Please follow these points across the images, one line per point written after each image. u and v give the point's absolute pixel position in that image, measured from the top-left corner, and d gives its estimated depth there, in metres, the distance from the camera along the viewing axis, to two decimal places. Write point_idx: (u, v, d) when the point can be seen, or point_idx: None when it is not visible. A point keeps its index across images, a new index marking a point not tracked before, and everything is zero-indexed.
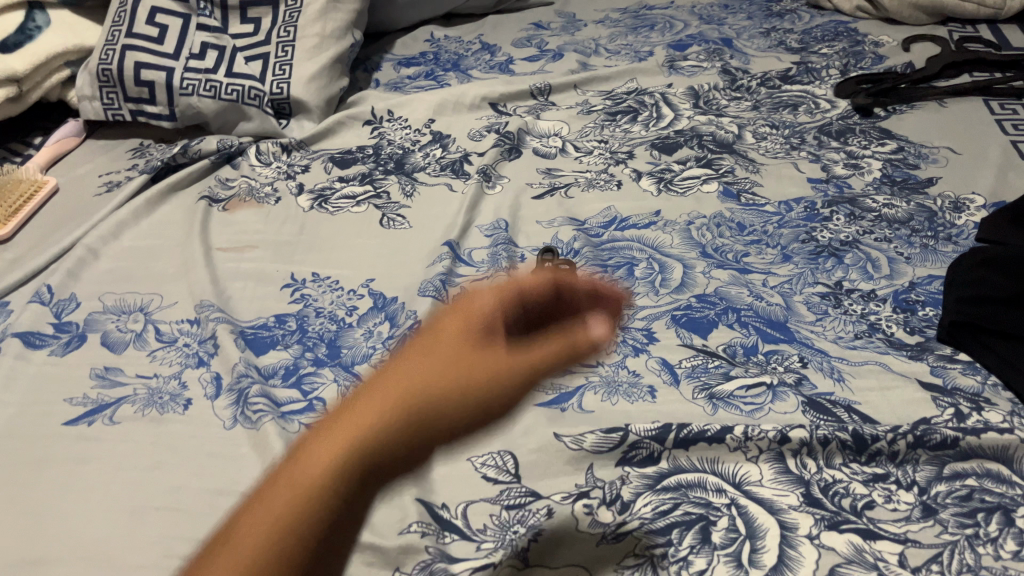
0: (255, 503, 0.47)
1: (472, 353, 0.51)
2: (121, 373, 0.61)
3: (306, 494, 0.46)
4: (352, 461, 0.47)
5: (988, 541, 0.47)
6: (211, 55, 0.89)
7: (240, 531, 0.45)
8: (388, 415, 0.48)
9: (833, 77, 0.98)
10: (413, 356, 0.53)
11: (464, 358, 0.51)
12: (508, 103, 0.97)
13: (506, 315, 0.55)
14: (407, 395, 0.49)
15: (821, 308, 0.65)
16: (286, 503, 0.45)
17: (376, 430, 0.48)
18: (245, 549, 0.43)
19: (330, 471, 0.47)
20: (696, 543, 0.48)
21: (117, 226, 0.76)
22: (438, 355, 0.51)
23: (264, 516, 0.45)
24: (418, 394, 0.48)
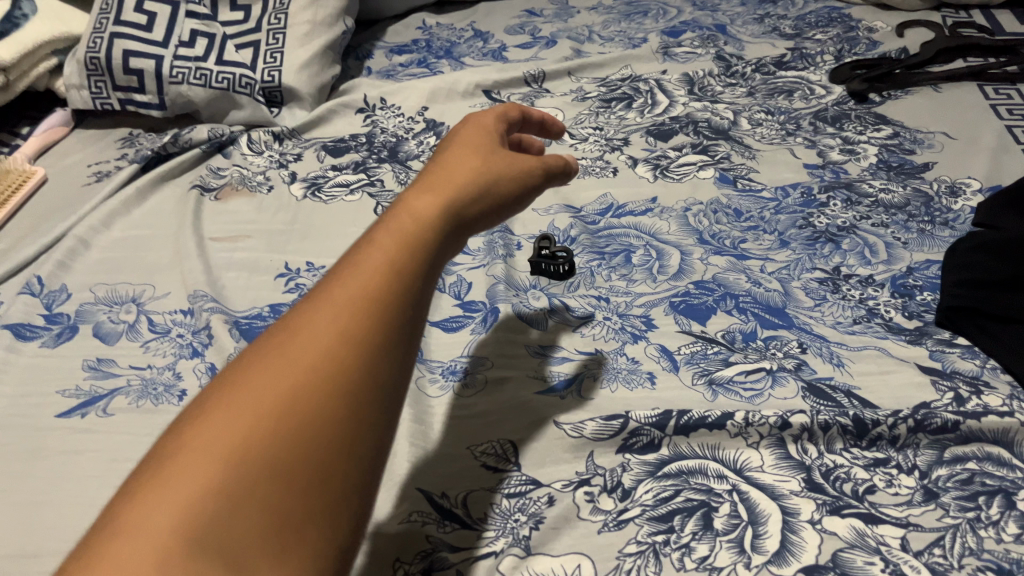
0: (331, 281, 0.38)
1: (483, 163, 0.45)
2: (114, 365, 0.61)
3: (382, 293, 0.37)
4: (421, 231, 0.40)
5: (990, 524, 0.47)
6: (201, 43, 0.88)
7: (327, 291, 0.37)
8: (487, 180, 0.44)
9: (827, 63, 0.98)
10: (472, 141, 0.47)
11: (478, 168, 0.44)
12: (502, 91, 0.97)
13: (497, 125, 0.51)
14: (471, 180, 0.43)
15: (820, 293, 0.65)
16: (383, 266, 0.38)
17: (429, 217, 0.40)
18: (335, 310, 0.36)
19: (398, 248, 0.39)
20: (698, 529, 0.47)
21: (107, 216, 0.75)
22: (482, 143, 0.47)
23: (341, 302, 0.36)
24: (488, 157, 0.46)
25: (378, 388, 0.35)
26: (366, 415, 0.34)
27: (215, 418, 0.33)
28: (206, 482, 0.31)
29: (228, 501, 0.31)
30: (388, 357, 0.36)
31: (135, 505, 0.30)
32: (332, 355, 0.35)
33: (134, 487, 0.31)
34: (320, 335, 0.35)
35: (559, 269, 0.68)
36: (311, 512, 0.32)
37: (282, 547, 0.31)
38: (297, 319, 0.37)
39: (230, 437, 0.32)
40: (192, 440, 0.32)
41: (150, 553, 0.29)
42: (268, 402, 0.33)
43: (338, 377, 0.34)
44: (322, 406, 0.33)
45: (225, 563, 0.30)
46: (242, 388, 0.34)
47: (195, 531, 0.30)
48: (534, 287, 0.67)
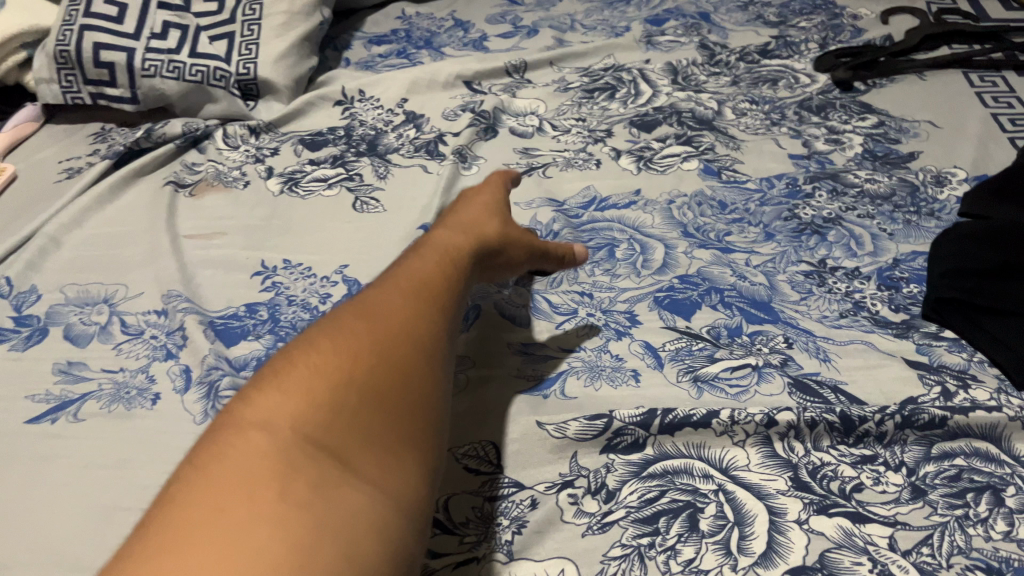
0: (388, 276, 0.47)
1: (490, 228, 0.55)
2: (86, 368, 0.59)
3: (431, 291, 0.46)
4: (455, 255, 0.50)
5: (978, 522, 0.47)
6: (174, 34, 0.86)
7: (384, 285, 0.45)
8: (493, 234, 0.55)
9: (811, 51, 0.97)
10: (477, 205, 0.58)
11: (489, 229, 0.55)
12: (483, 81, 0.95)
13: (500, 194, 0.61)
14: (483, 233, 0.54)
15: (805, 286, 0.64)
16: (430, 272, 0.47)
17: (458, 248, 0.51)
18: (395, 298, 0.44)
19: (437, 262, 0.49)
20: (683, 531, 0.46)
21: (79, 214, 0.73)
22: (487, 208, 0.58)
23: (401, 293, 0.44)
24: (495, 218, 0.57)
25: (431, 363, 0.42)
26: (423, 383, 0.41)
27: (305, 371, 0.38)
28: (302, 417, 0.36)
29: (323, 431, 0.36)
30: (439, 338, 0.44)
31: (242, 432, 0.35)
32: (397, 332, 0.42)
33: (236, 418, 0.36)
34: (385, 316, 0.42)
35: (542, 265, 0.65)
36: (390, 451, 0.37)
37: (368, 473, 0.36)
38: (363, 305, 0.43)
39: (320, 383, 0.38)
40: (286, 383, 0.38)
41: (262, 465, 0.34)
42: (351, 360, 0.39)
43: (402, 347, 0.41)
44: (392, 368, 0.40)
45: (325, 479, 0.34)
46: (324, 348, 0.40)
47: (299, 452, 0.35)
48: (516, 285, 0.65)
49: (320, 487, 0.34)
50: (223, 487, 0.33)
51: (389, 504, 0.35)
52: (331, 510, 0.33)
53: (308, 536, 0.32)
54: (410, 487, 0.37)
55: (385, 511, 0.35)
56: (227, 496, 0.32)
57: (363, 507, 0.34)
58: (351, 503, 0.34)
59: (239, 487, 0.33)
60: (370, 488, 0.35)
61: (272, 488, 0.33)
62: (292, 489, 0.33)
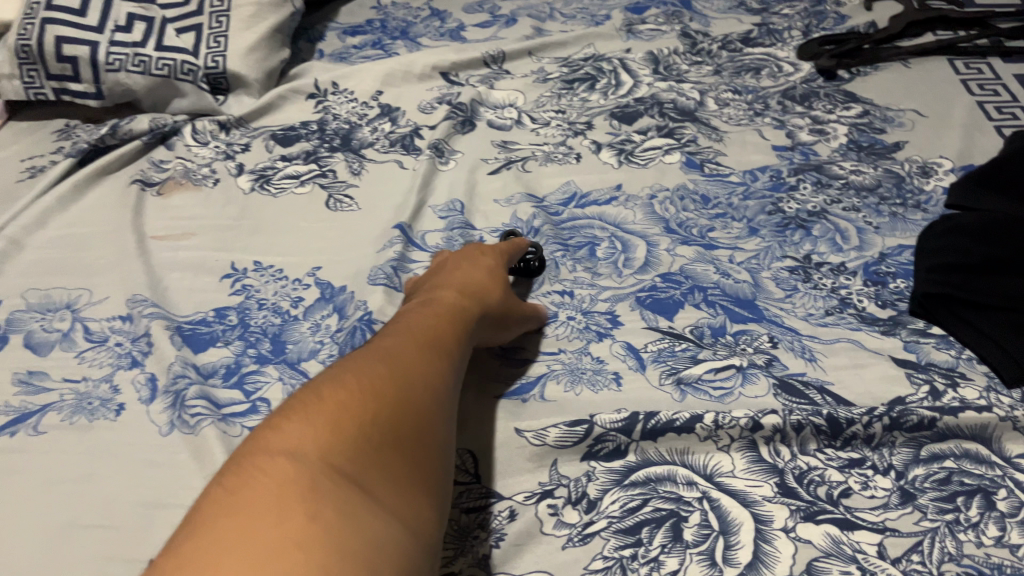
0: (394, 327, 0.46)
1: (497, 291, 0.54)
2: (47, 378, 0.57)
3: (437, 346, 0.45)
4: (460, 313, 0.50)
5: (969, 527, 0.45)
6: (138, 27, 0.82)
7: (394, 336, 0.44)
8: (500, 295, 0.54)
9: (795, 39, 0.95)
10: (484, 264, 0.57)
11: (496, 290, 0.54)
12: (460, 73, 0.93)
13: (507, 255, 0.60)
14: (489, 293, 0.54)
15: (790, 283, 0.62)
16: (436, 328, 0.47)
17: (464, 307, 0.51)
18: (406, 349, 0.43)
19: (442, 319, 0.48)
20: (667, 542, 0.45)
21: (41, 215, 0.71)
22: (494, 268, 0.57)
23: (410, 344, 0.44)
24: (500, 278, 0.56)
25: (439, 415, 0.41)
26: (432, 435, 0.40)
27: (328, 401, 0.37)
28: (327, 447, 0.34)
29: (348, 463, 0.34)
30: (445, 391, 0.43)
31: (269, 456, 0.33)
32: (410, 378, 0.41)
33: (261, 443, 0.34)
34: (397, 362, 0.41)
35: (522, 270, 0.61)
36: (406, 496, 0.36)
37: (390, 512, 0.34)
38: (374, 351, 0.42)
39: (343, 416, 0.36)
40: (309, 413, 0.36)
41: (293, 490, 0.32)
42: (370, 398, 0.38)
43: (415, 394, 0.40)
44: (407, 412, 0.39)
45: (354, 510, 0.32)
46: (343, 384, 0.38)
47: (328, 481, 0.33)
48: None
49: (349, 516, 0.32)
50: (252, 509, 0.30)
51: (410, 546, 0.34)
52: (361, 541, 0.31)
53: (344, 564, 0.30)
54: (425, 536, 0.35)
55: (408, 552, 0.33)
56: (258, 518, 0.30)
57: (389, 544, 0.32)
58: (379, 538, 0.32)
59: (270, 510, 0.30)
60: (393, 527, 0.33)
61: (305, 512, 0.31)
62: (325, 514, 0.31)
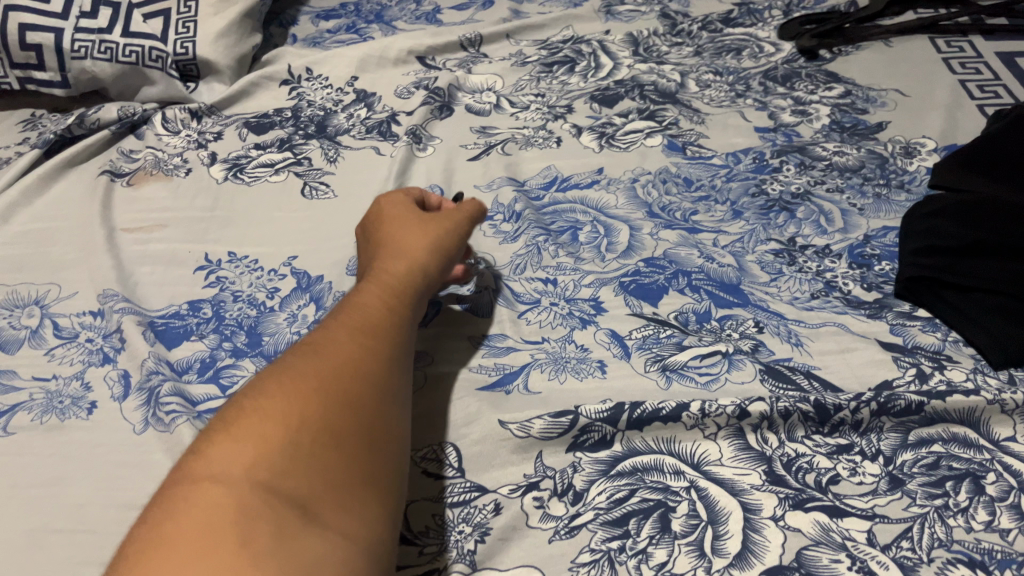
0: (335, 315, 0.46)
1: (421, 234, 0.52)
2: (16, 377, 0.55)
3: (380, 329, 0.45)
4: (401, 283, 0.49)
5: (958, 512, 0.45)
6: (104, 13, 0.80)
7: (331, 327, 0.44)
8: (425, 237, 0.52)
9: (775, 19, 0.94)
10: (401, 214, 0.55)
11: (422, 234, 0.52)
12: (437, 57, 0.91)
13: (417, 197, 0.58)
14: (414, 242, 0.52)
15: (775, 267, 0.62)
16: (377, 309, 0.46)
17: (402, 273, 0.49)
18: (344, 341, 0.43)
19: (384, 296, 0.47)
20: (655, 533, 0.44)
21: (6, 208, 0.69)
22: (407, 213, 0.55)
23: (352, 334, 0.44)
24: (420, 218, 0.54)
25: (385, 405, 0.41)
26: (375, 427, 0.40)
27: (255, 417, 0.37)
28: (257, 467, 0.35)
29: (280, 478, 0.35)
30: (392, 377, 0.43)
31: (197, 485, 0.34)
32: (350, 373, 0.41)
33: (189, 472, 0.35)
34: (334, 359, 0.41)
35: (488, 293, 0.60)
36: (349, 499, 0.36)
37: (327, 520, 0.35)
38: (311, 350, 0.42)
39: (273, 432, 0.37)
40: (237, 434, 0.36)
41: (220, 518, 0.33)
42: (304, 407, 0.38)
43: (355, 389, 0.40)
44: (347, 410, 0.39)
45: (287, 528, 0.33)
46: (276, 395, 0.39)
47: (258, 502, 0.34)
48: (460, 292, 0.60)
49: (280, 539, 0.33)
50: (180, 542, 0.31)
51: (351, 553, 0.35)
52: (292, 560, 0.32)
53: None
54: (371, 535, 0.36)
55: (348, 558, 0.34)
56: (186, 551, 0.31)
57: (327, 555, 0.33)
58: (314, 550, 0.33)
59: (197, 541, 0.31)
60: (332, 536, 0.34)
61: (231, 540, 0.32)
62: (253, 546, 0.32)
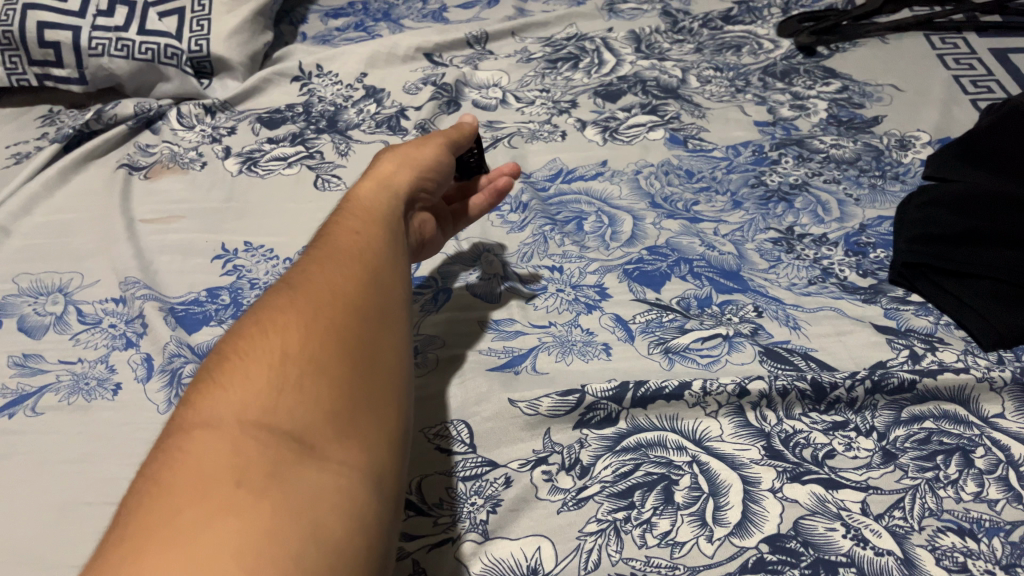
0: (315, 251, 0.44)
1: (388, 157, 0.55)
2: (42, 360, 0.57)
3: (363, 258, 0.43)
4: (377, 213, 0.49)
5: (948, 484, 0.47)
6: (121, 11, 0.82)
7: (311, 263, 0.43)
8: (395, 162, 0.54)
9: (774, 16, 0.96)
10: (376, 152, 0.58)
11: (392, 157, 0.55)
12: (444, 54, 0.93)
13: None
14: (384, 167, 0.54)
15: (774, 254, 0.64)
16: (358, 240, 0.45)
17: (377, 203, 0.50)
18: (325, 273, 0.42)
19: (364, 229, 0.46)
20: (659, 504, 0.46)
21: (28, 201, 0.71)
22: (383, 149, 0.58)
23: (335, 265, 0.42)
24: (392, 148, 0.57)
25: (376, 329, 0.40)
26: (372, 352, 0.39)
27: (242, 360, 0.36)
28: (247, 406, 0.33)
29: (271, 413, 0.33)
30: (380, 303, 0.41)
31: (187, 434, 0.32)
32: (333, 303, 0.39)
33: (178, 424, 0.33)
34: (317, 291, 0.40)
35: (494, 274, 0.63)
36: (350, 425, 0.35)
37: (329, 450, 0.33)
38: (293, 286, 0.41)
39: (259, 370, 0.35)
40: (222, 380, 0.35)
41: (214, 462, 0.31)
42: (288, 341, 0.37)
43: (343, 318, 0.39)
44: (336, 339, 0.38)
45: (286, 464, 0.32)
46: (258, 337, 0.37)
47: (252, 440, 0.32)
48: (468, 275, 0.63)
49: (279, 470, 0.31)
50: (176, 490, 0.30)
51: (358, 480, 0.33)
52: (296, 494, 0.31)
53: (277, 524, 0.29)
54: (375, 460, 0.35)
55: (355, 486, 0.33)
56: (182, 499, 0.29)
57: (331, 485, 0.32)
58: (317, 483, 0.32)
59: (192, 489, 0.30)
60: (335, 465, 0.33)
61: (228, 483, 0.30)
62: (252, 479, 0.31)
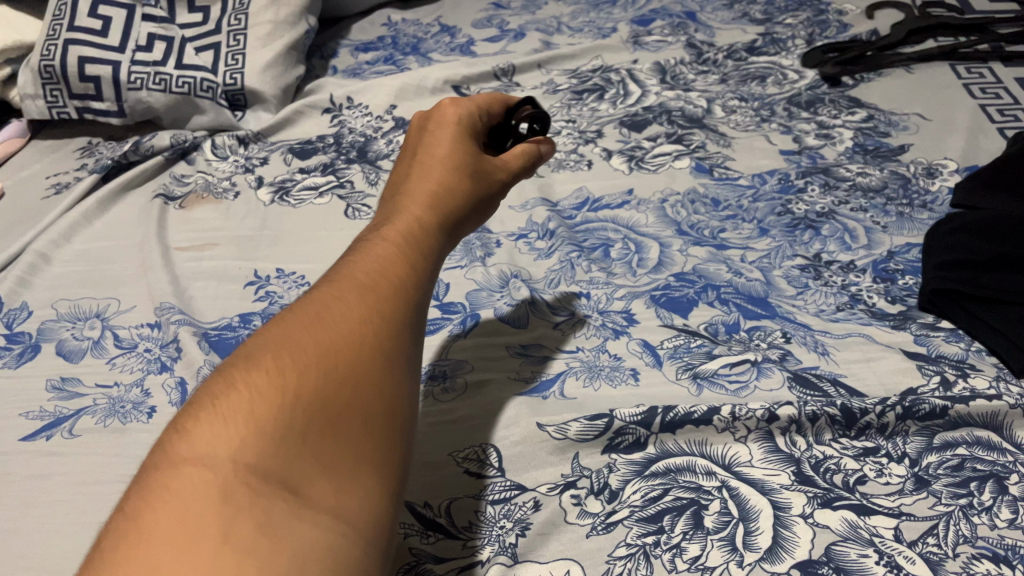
0: (342, 268, 0.40)
1: (442, 157, 0.50)
2: (80, 384, 0.58)
3: (392, 283, 0.39)
4: (418, 231, 0.44)
5: (983, 510, 0.46)
6: (159, 47, 0.86)
7: (337, 282, 0.39)
8: (451, 175, 0.49)
9: (799, 47, 0.97)
10: (440, 137, 0.52)
11: (442, 164, 0.49)
12: (471, 86, 0.95)
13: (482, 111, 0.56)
14: (431, 178, 0.48)
15: (801, 281, 0.64)
16: (383, 263, 0.41)
17: (419, 221, 0.45)
18: (346, 296, 0.37)
19: (397, 248, 0.42)
20: (688, 529, 0.46)
21: (67, 229, 0.73)
22: (448, 133, 0.52)
23: (356, 290, 0.38)
24: (454, 145, 0.51)
25: (395, 365, 0.36)
26: (386, 394, 0.35)
27: (242, 389, 0.32)
28: (244, 446, 0.30)
29: (270, 460, 0.30)
30: (403, 336, 0.38)
31: (176, 470, 0.29)
32: (354, 333, 0.36)
33: (167, 453, 0.30)
34: (335, 316, 0.36)
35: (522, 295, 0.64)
36: (348, 479, 0.32)
37: (322, 504, 0.30)
38: (310, 307, 0.37)
39: (262, 403, 0.31)
40: (223, 407, 0.31)
41: (199, 513, 0.28)
42: (297, 372, 0.33)
43: (361, 351, 0.35)
44: (348, 374, 0.34)
45: (276, 517, 0.29)
46: (262, 362, 0.33)
47: (244, 488, 0.29)
48: (496, 300, 0.63)
49: (269, 528, 0.28)
50: (154, 542, 0.27)
51: (354, 544, 0.30)
52: (281, 555, 0.28)
53: None
54: (370, 515, 0.32)
55: (348, 547, 0.30)
56: (158, 554, 0.26)
57: (321, 545, 0.29)
58: (308, 545, 0.29)
59: (171, 542, 0.27)
60: (329, 523, 0.30)
61: (211, 539, 0.27)
62: (239, 540, 0.27)
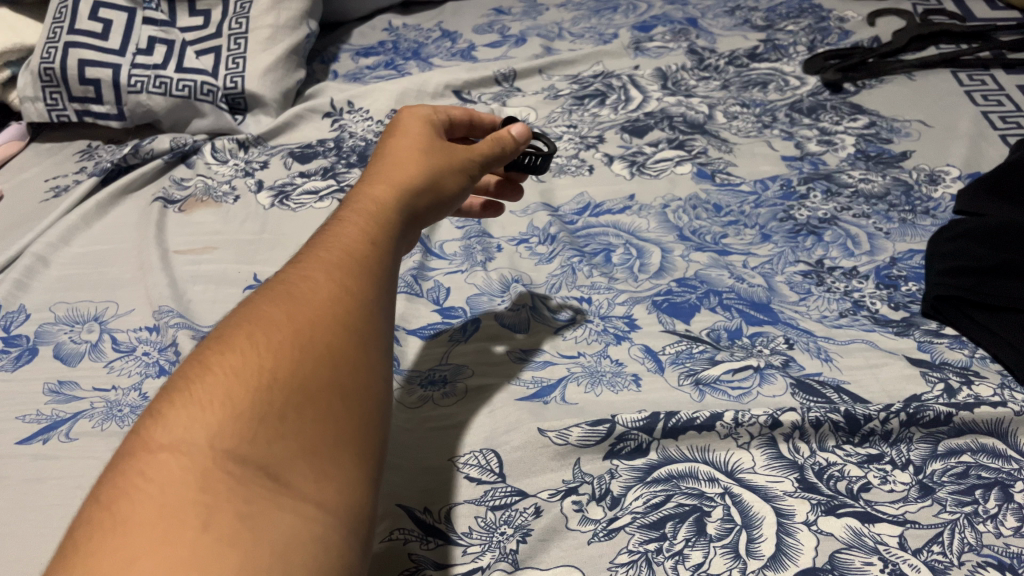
0: (312, 252, 0.40)
1: (405, 142, 0.49)
2: (76, 388, 0.58)
3: (362, 266, 0.39)
4: (387, 213, 0.44)
5: (988, 518, 0.46)
6: (159, 50, 0.86)
7: (306, 267, 0.38)
8: (419, 157, 0.48)
9: (800, 54, 0.97)
10: (406, 121, 0.51)
11: (408, 147, 0.49)
12: (473, 91, 0.95)
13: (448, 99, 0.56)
14: (398, 161, 0.48)
15: (804, 287, 0.64)
16: (352, 246, 0.40)
17: (388, 203, 0.45)
18: (315, 280, 0.37)
19: (367, 231, 0.42)
20: (691, 536, 0.45)
21: (65, 232, 0.72)
22: (412, 119, 0.52)
23: (326, 275, 0.38)
24: (418, 129, 0.51)
25: (368, 348, 0.36)
26: (362, 379, 0.34)
27: (214, 376, 0.31)
28: (220, 431, 0.29)
29: (248, 444, 0.30)
30: (376, 320, 0.37)
31: (151, 457, 0.28)
32: (328, 317, 0.35)
33: (142, 440, 0.29)
34: (306, 300, 0.36)
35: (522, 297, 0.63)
36: (329, 464, 0.31)
37: (306, 489, 0.30)
38: (279, 292, 0.36)
39: (238, 388, 0.31)
40: (198, 393, 0.31)
41: (178, 500, 0.27)
42: (267, 357, 0.32)
43: (335, 335, 0.35)
44: (322, 358, 0.34)
45: (257, 503, 0.28)
46: (234, 348, 0.33)
47: (222, 474, 0.28)
48: (496, 305, 0.63)
49: (249, 514, 0.28)
50: (134, 531, 0.26)
51: (337, 529, 0.30)
52: (264, 541, 0.27)
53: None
54: (353, 499, 0.31)
55: (334, 533, 0.29)
56: (138, 542, 0.26)
57: (304, 532, 0.28)
58: (292, 531, 0.28)
59: (151, 530, 0.26)
60: (311, 509, 0.29)
61: (192, 526, 0.26)
62: (220, 526, 0.27)
